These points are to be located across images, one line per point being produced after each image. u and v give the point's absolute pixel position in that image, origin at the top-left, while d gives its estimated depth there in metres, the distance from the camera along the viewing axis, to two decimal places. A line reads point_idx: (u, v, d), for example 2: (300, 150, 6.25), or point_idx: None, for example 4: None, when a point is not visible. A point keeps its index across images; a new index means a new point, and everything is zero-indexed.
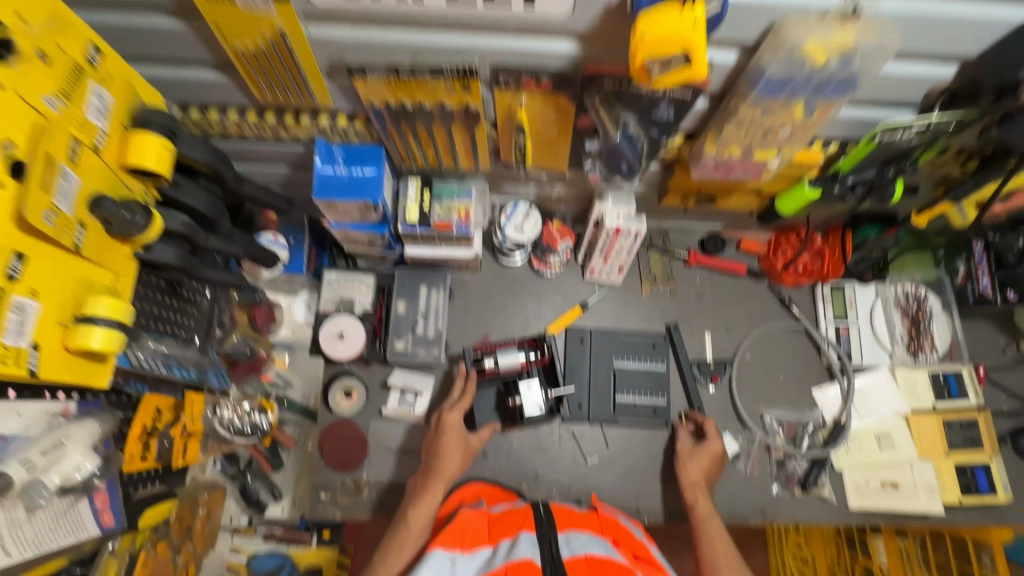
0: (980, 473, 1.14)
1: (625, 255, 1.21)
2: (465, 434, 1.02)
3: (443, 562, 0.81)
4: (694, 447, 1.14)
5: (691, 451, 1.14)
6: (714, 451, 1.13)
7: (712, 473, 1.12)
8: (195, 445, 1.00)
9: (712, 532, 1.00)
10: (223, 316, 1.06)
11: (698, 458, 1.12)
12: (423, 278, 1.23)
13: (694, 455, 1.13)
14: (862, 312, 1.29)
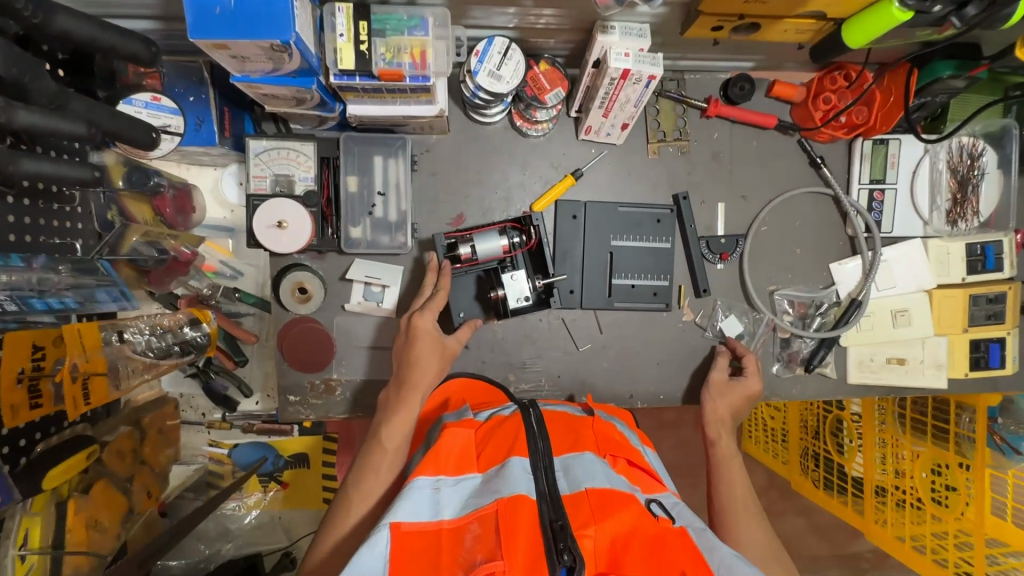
0: (994, 347, 1.08)
1: (633, 107, 0.96)
2: (440, 337, 0.88)
3: (426, 494, 0.75)
4: (729, 383, 1.04)
5: (724, 386, 1.04)
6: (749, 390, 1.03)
7: (740, 412, 1.03)
8: (104, 383, 0.70)
9: (733, 475, 0.91)
10: (109, 210, 0.80)
11: (730, 394, 1.03)
12: (377, 147, 0.99)
13: (727, 391, 1.03)
14: (902, 173, 1.09)
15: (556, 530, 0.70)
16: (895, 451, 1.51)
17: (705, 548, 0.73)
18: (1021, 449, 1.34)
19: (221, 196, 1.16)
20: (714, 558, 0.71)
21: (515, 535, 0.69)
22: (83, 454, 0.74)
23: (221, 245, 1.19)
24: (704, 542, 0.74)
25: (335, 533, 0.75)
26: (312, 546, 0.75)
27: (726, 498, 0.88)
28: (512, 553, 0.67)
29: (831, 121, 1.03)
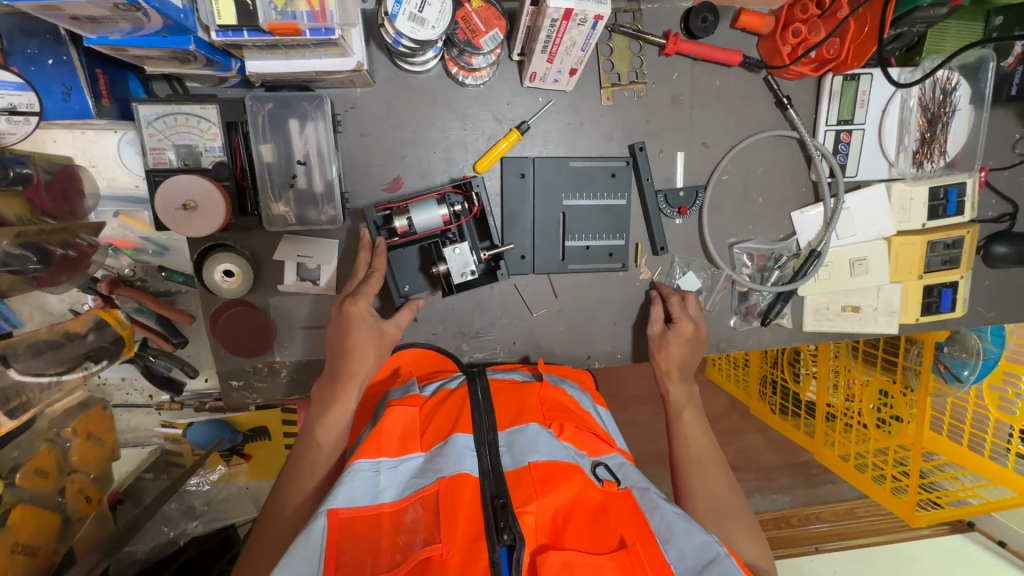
0: (946, 292, 1.08)
1: (580, 51, 0.85)
2: (376, 320, 0.81)
3: (366, 477, 0.70)
4: (662, 335, 1.01)
5: (660, 340, 1.00)
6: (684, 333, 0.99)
7: (688, 359, 1.00)
8: None
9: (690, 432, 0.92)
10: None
11: (671, 346, 0.99)
12: (291, 108, 0.85)
13: (667, 345, 1.00)
14: (871, 111, 1.02)
15: (496, 508, 0.66)
16: (847, 378, 1.56)
17: (648, 508, 0.73)
18: (961, 376, 1.42)
19: (124, 166, 1.02)
20: (655, 519, 0.71)
21: (454, 514, 0.65)
22: None
23: (137, 219, 1.07)
24: (647, 503, 0.73)
25: (274, 528, 0.71)
26: (251, 544, 0.71)
27: (688, 454, 0.89)
28: (452, 533, 0.63)
29: (800, 56, 0.94)
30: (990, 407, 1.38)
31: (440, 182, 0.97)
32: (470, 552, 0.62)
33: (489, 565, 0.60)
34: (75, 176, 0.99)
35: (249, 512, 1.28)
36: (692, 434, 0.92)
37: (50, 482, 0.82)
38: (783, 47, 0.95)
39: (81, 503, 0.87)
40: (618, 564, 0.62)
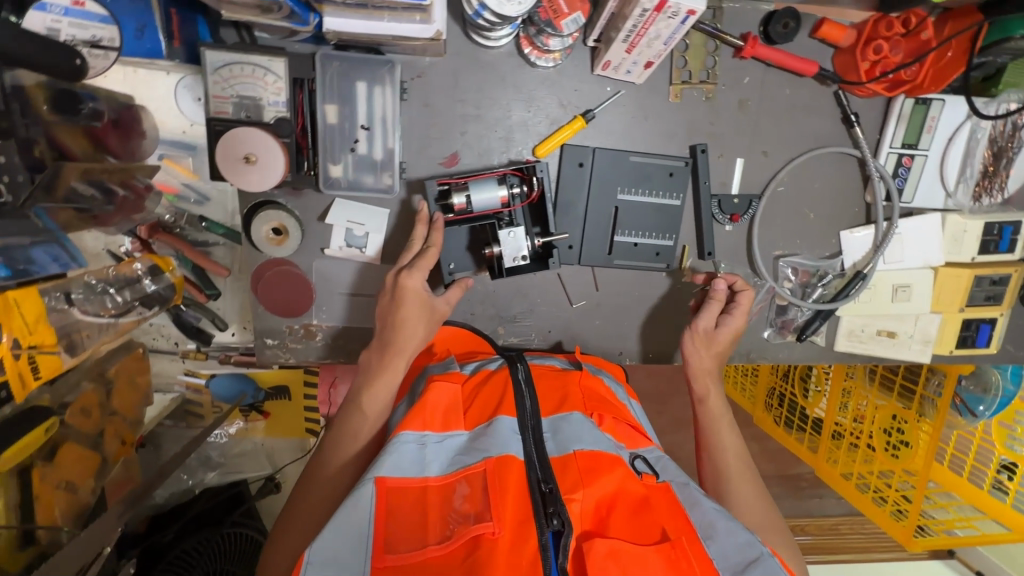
0: (983, 327, 1.09)
1: (662, 45, 0.82)
2: (429, 298, 0.83)
3: (411, 450, 0.72)
4: (714, 331, 0.97)
5: (710, 336, 0.97)
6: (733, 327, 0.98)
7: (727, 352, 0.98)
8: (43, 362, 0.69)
9: (726, 439, 0.90)
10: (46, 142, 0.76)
11: (717, 340, 0.97)
12: (361, 70, 0.84)
13: (714, 339, 0.97)
14: (937, 138, 1.01)
15: (544, 494, 0.70)
16: (860, 401, 1.56)
17: (688, 503, 0.75)
18: (975, 411, 1.44)
19: (176, 109, 1.00)
20: (696, 515, 0.73)
21: (502, 494, 0.68)
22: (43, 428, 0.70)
23: (181, 165, 1.04)
24: (687, 498, 0.76)
25: (314, 489, 0.73)
26: (291, 501, 0.73)
27: (722, 462, 0.88)
28: (502, 513, 0.66)
29: (878, 74, 0.92)
30: (996, 442, 1.40)
31: (497, 162, 0.95)
32: (519, 533, 0.66)
33: (536, 547, 0.65)
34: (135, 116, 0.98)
35: (263, 468, 1.29)
36: (725, 440, 0.90)
37: (93, 422, 0.81)
38: (861, 63, 0.93)
39: (116, 446, 0.86)
40: (662, 556, 0.66)
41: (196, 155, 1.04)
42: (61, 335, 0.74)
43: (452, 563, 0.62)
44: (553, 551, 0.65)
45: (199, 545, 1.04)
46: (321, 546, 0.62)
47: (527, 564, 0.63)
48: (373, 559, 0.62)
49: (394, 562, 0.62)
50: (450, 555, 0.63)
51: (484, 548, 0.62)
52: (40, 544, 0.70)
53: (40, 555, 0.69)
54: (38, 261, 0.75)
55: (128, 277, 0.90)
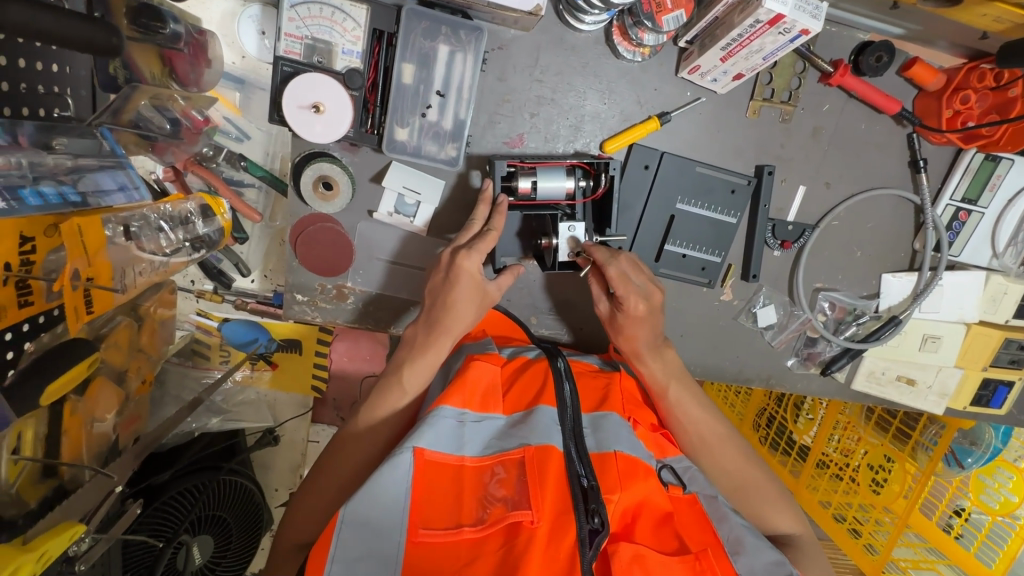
0: (1001, 389, 1.11)
1: (760, 59, 0.79)
2: (482, 282, 0.82)
3: (450, 425, 0.74)
4: (613, 316, 0.90)
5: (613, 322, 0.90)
6: (634, 311, 0.86)
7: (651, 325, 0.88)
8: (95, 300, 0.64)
9: (691, 414, 0.89)
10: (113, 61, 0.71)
11: (630, 324, 0.87)
12: (445, 32, 0.80)
13: (622, 323, 0.88)
14: (997, 198, 1.01)
15: (584, 489, 0.70)
16: (850, 435, 1.60)
17: (716, 517, 0.78)
18: (963, 462, 1.46)
19: (232, 37, 0.94)
20: (725, 529, 0.76)
21: (542, 483, 0.69)
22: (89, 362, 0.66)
23: (228, 98, 0.99)
24: (715, 512, 0.78)
25: (347, 448, 0.77)
26: (325, 455, 0.78)
27: (692, 438, 0.89)
28: (541, 503, 0.68)
29: (959, 125, 0.92)
30: (971, 494, 1.45)
31: (563, 150, 0.92)
32: (557, 526, 0.67)
33: (574, 540, 0.66)
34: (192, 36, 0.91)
35: (264, 421, 1.27)
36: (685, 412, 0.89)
37: (121, 357, 0.76)
38: (945, 111, 0.91)
39: (138, 383, 0.82)
40: (686, 567, 0.68)
41: (247, 92, 0.99)
42: (116, 271, 0.68)
43: (487, 545, 0.65)
44: (587, 547, 0.66)
45: (200, 486, 1.02)
46: (356, 508, 0.65)
47: (563, 558, 0.65)
48: (408, 533, 0.65)
49: (428, 538, 0.65)
50: (485, 537, 0.66)
51: (521, 537, 0.65)
52: (60, 478, 0.67)
53: (58, 490, 0.67)
54: (102, 188, 0.68)
55: (181, 215, 0.81)
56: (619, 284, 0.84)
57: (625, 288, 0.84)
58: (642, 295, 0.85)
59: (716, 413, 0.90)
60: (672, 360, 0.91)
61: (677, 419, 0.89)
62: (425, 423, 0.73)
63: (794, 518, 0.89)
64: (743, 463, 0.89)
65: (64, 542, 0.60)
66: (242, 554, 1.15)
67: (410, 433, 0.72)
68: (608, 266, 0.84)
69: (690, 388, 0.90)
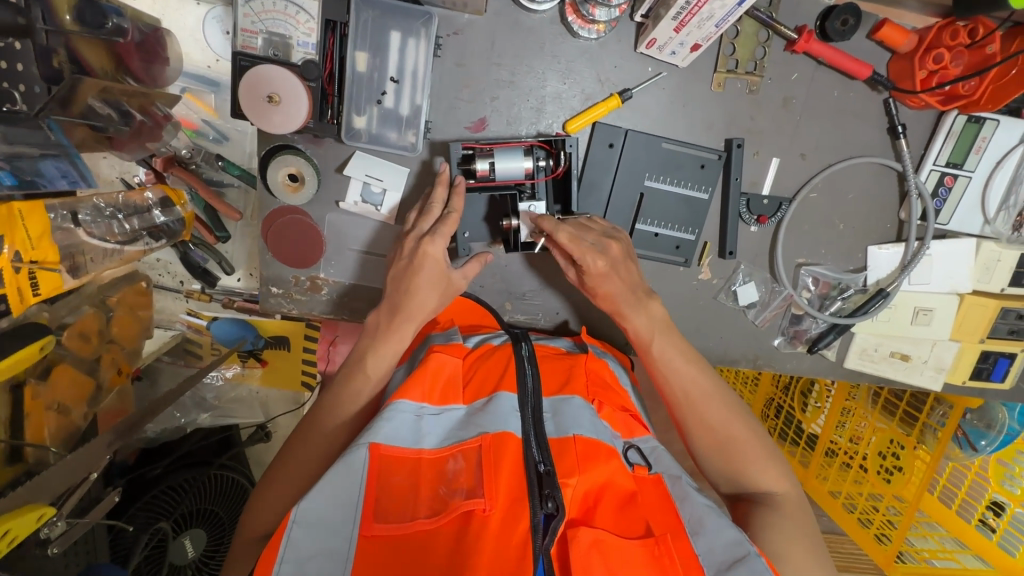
0: (1002, 361, 1.06)
1: (713, 26, 0.79)
2: (446, 270, 0.83)
3: (408, 420, 0.74)
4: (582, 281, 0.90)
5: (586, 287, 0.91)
6: (596, 271, 0.85)
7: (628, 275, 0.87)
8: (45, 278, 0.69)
9: (676, 366, 0.86)
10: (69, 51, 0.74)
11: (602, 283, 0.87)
12: (396, 19, 0.81)
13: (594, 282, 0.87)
14: (984, 161, 0.96)
15: (540, 475, 0.69)
16: (859, 421, 1.54)
17: (678, 496, 0.75)
18: (976, 445, 1.38)
19: (201, 40, 0.98)
20: (686, 508, 0.74)
21: (497, 472, 0.69)
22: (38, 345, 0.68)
23: (201, 100, 1.02)
24: (678, 491, 0.76)
25: (311, 433, 0.78)
26: (291, 441, 0.79)
27: (677, 392, 0.86)
28: (495, 491, 0.68)
29: (934, 85, 0.88)
30: (991, 480, 1.37)
31: (525, 132, 0.92)
32: (510, 513, 0.66)
33: (528, 527, 0.65)
34: (162, 39, 0.94)
35: (255, 417, 1.30)
36: (670, 365, 0.87)
37: (91, 347, 0.83)
38: (918, 72, 0.88)
39: (113, 373, 0.88)
40: (645, 551, 0.66)
41: (220, 93, 1.02)
42: (65, 254, 0.74)
43: (440, 536, 0.64)
44: (542, 534, 0.65)
45: (189, 481, 1.05)
46: (307, 506, 0.65)
47: (516, 544, 0.64)
48: (361, 526, 0.65)
49: (382, 531, 0.64)
50: (439, 528, 0.65)
51: (473, 526, 0.65)
52: (26, 462, 0.72)
53: (23, 475, 0.70)
54: (46, 174, 0.74)
55: (138, 206, 0.94)
56: (571, 246, 0.83)
57: (578, 250, 0.83)
58: (600, 253, 0.84)
59: (704, 366, 0.87)
60: (659, 312, 0.88)
61: (661, 371, 0.87)
62: (382, 417, 0.73)
63: (782, 480, 0.82)
64: (729, 418, 0.85)
65: (32, 521, 0.64)
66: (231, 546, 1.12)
67: (367, 429, 0.72)
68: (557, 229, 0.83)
69: (676, 340, 0.88)
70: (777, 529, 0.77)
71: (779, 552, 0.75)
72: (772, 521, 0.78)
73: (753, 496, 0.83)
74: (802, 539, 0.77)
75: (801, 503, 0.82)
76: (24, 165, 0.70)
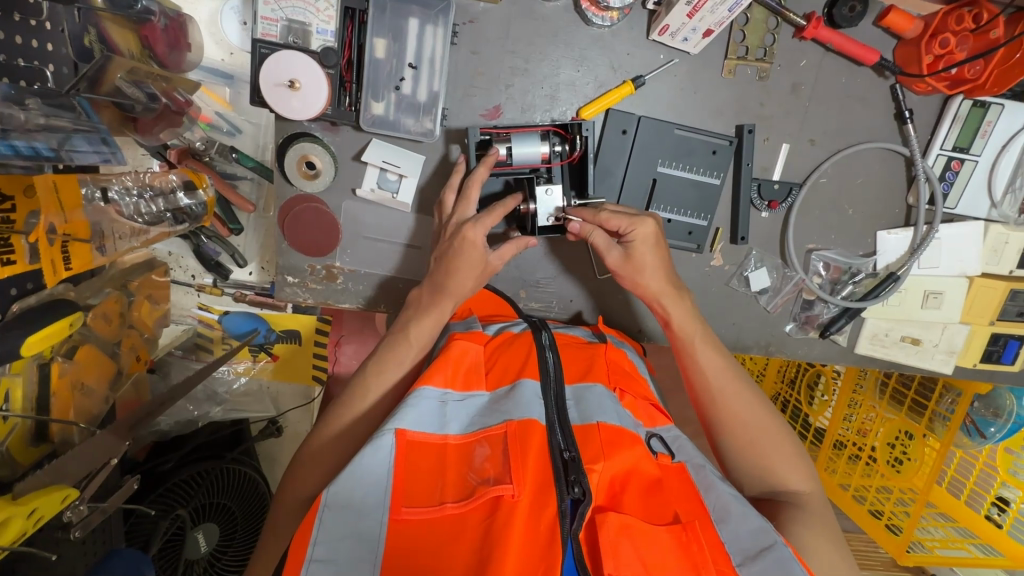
0: (1011, 344, 1.07)
1: (726, 10, 0.80)
2: (484, 253, 0.83)
3: (432, 406, 0.75)
4: (627, 261, 0.86)
5: (629, 265, 0.86)
6: (645, 237, 0.85)
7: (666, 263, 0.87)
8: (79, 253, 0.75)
9: (710, 360, 0.86)
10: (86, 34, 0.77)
11: (643, 258, 0.85)
12: (414, 6, 0.83)
13: (638, 262, 0.85)
14: (990, 145, 0.98)
15: (565, 461, 0.70)
16: (867, 413, 1.53)
17: (703, 486, 0.76)
18: (986, 433, 1.38)
19: (219, 34, 0.98)
20: (711, 497, 0.74)
21: (523, 458, 0.69)
22: (66, 320, 0.71)
23: (217, 93, 1.02)
24: (702, 480, 0.77)
25: (355, 407, 0.79)
26: (332, 405, 0.81)
27: (710, 384, 0.85)
28: (522, 476, 0.67)
29: (940, 69, 0.89)
30: (1000, 468, 1.38)
31: (539, 120, 0.93)
32: (538, 499, 0.66)
33: (556, 512, 0.65)
34: (184, 27, 0.94)
35: (267, 411, 1.28)
36: (705, 356, 0.86)
37: (112, 330, 0.83)
38: (925, 56, 0.90)
39: (132, 360, 0.88)
40: (673, 537, 0.66)
41: (235, 87, 1.02)
42: (95, 232, 0.78)
43: (468, 521, 0.65)
44: (569, 519, 0.65)
45: (201, 474, 1.03)
46: (338, 491, 0.65)
47: (544, 530, 0.64)
48: (390, 511, 0.65)
49: (411, 516, 0.65)
50: (467, 513, 0.65)
51: (502, 512, 0.64)
52: (52, 441, 0.73)
53: (50, 454, 0.72)
54: (81, 150, 0.73)
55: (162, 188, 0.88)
56: (619, 219, 0.84)
57: (625, 219, 0.84)
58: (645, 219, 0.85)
59: (735, 361, 0.87)
60: (693, 305, 0.89)
61: (695, 363, 0.86)
62: (407, 404, 0.74)
63: (807, 476, 0.81)
64: (762, 412, 0.83)
65: (58, 499, 0.65)
66: (249, 540, 1.12)
67: (393, 415, 0.73)
68: (601, 212, 0.85)
69: (710, 335, 0.88)
70: (804, 524, 0.75)
71: (806, 547, 0.74)
72: (798, 517, 0.76)
73: (776, 493, 0.81)
74: (827, 536, 0.75)
75: (822, 501, 0.80)
76: (55, 137, 0.70)
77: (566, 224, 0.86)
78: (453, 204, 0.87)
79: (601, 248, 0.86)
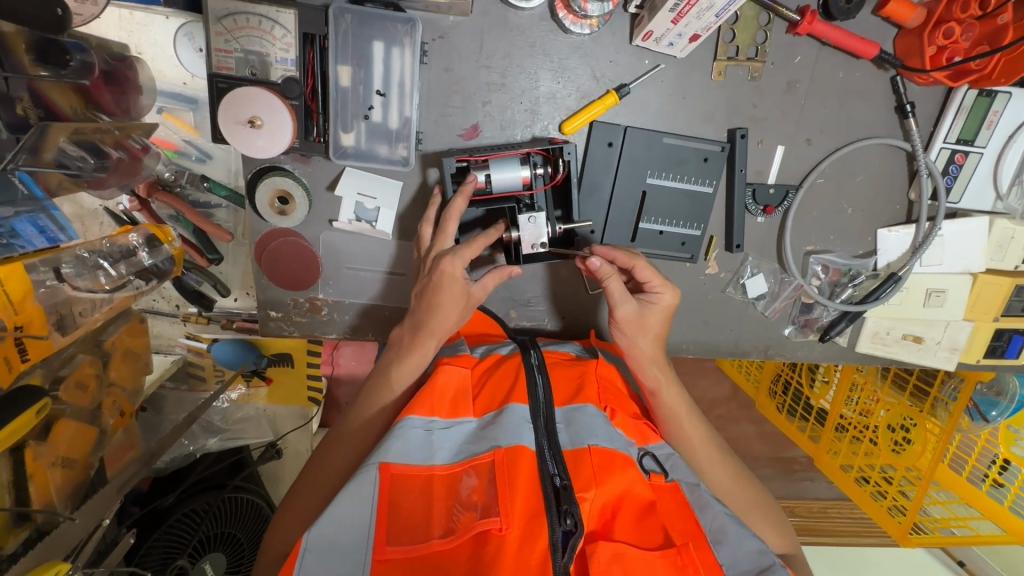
0: (1015, 338, 1.06)
1: (712, 16, 0.75)
2: (465, 285, 0.79)
3: (417, 435, 0.69)
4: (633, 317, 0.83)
5: (637, 321, 0.83)
6: (664, 302, 0.84)
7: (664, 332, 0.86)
8: (39, 342, 0.72)
9: (690, 431, 0.84)
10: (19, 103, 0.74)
11: (649, 321, 0.84)
12: (380, 28, 0.78)
13: (645, 323, 0.83)
14: (996, 136, 0.93)
15: (556, 489, 0.64)
16: (868, 396, 1.40)
17: (698, 505, 0.70)
18: (987, 415, 1.31)
19: (174, 58, 0.91)
20: (707, 516, 0.69)
21: (511, 488, 0.64)
22: (33, 410, 0.70)
23: (181, 120, 0.95)
24: (697, 500, 0.71)
25: (333, 453, 0.76)
26: (313, 456, 0.78)
27: (695, 455, 0.83)
28: (510, 507, 0.62)
29: (944, 62, 0.84)
30: (1001, 446, 1.29)
31: (520, 137, 0.88)
32: (529, 530, 0.61)
33: (547, 547, 0.60)
34: (130, 68, 0.89)
35: (265, 436, 1.26)
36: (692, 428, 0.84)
37: (88, 396, 0.84)
38: (927, 48, 0.84)
39: (114, 417, 0.89)
40: (667, 563, 0.62)
41: (198, 111, 0.95)
42: (51, 314, 0.74)
43: (455, 559, 0.59)
44: (560, 552, 0.60)
45: (203, 507, 1.00)
46: (320, 531, 0.60)
47: (535, 564, 0.59)
48: (374, 550, 0.59)
49: (396, 554, 0.59)
50: (454, 549, 0.60)
51: (490, 545, 0.59)
52: (35, 521, 0.74)
53: (34, 533, 0.74)
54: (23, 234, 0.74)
55: (125, 248, 0.86)
56: (649, 274, 0.83)
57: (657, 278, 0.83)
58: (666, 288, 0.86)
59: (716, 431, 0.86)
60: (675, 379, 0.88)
61: (681, 436, 0.84)
62: (391, 435, 0.68)
63: (788, 539, 0.83)
64: (743, 481, 0.83)
65: None
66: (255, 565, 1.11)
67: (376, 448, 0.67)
68: (634, 260, 0.83)
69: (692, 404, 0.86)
70: None
71: None
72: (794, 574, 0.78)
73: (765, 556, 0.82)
74: None
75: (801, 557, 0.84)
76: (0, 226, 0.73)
77: (586, 260, 0.81)
78: (431, 236, 0.84)
79: (615, 297, 0.82)
